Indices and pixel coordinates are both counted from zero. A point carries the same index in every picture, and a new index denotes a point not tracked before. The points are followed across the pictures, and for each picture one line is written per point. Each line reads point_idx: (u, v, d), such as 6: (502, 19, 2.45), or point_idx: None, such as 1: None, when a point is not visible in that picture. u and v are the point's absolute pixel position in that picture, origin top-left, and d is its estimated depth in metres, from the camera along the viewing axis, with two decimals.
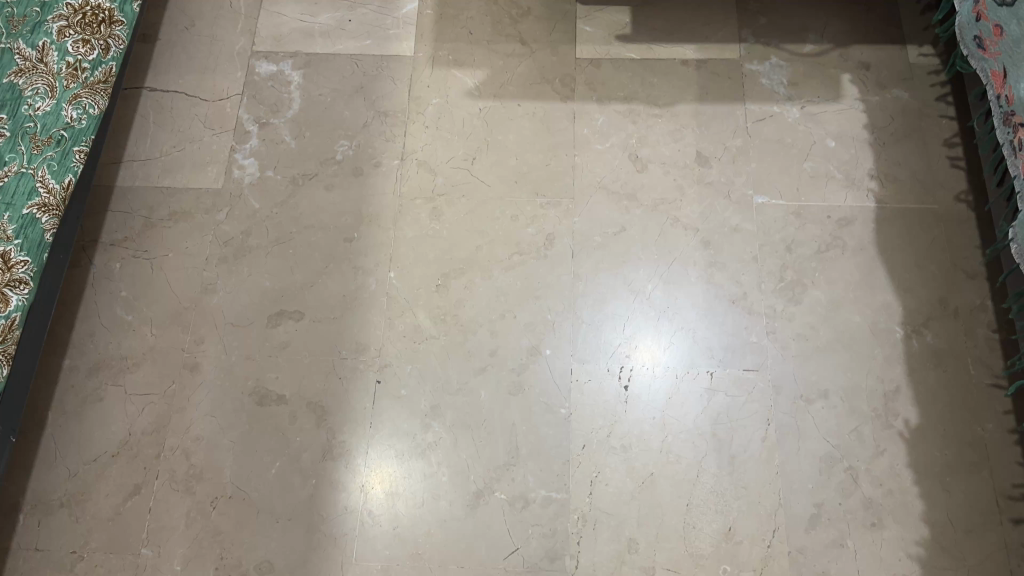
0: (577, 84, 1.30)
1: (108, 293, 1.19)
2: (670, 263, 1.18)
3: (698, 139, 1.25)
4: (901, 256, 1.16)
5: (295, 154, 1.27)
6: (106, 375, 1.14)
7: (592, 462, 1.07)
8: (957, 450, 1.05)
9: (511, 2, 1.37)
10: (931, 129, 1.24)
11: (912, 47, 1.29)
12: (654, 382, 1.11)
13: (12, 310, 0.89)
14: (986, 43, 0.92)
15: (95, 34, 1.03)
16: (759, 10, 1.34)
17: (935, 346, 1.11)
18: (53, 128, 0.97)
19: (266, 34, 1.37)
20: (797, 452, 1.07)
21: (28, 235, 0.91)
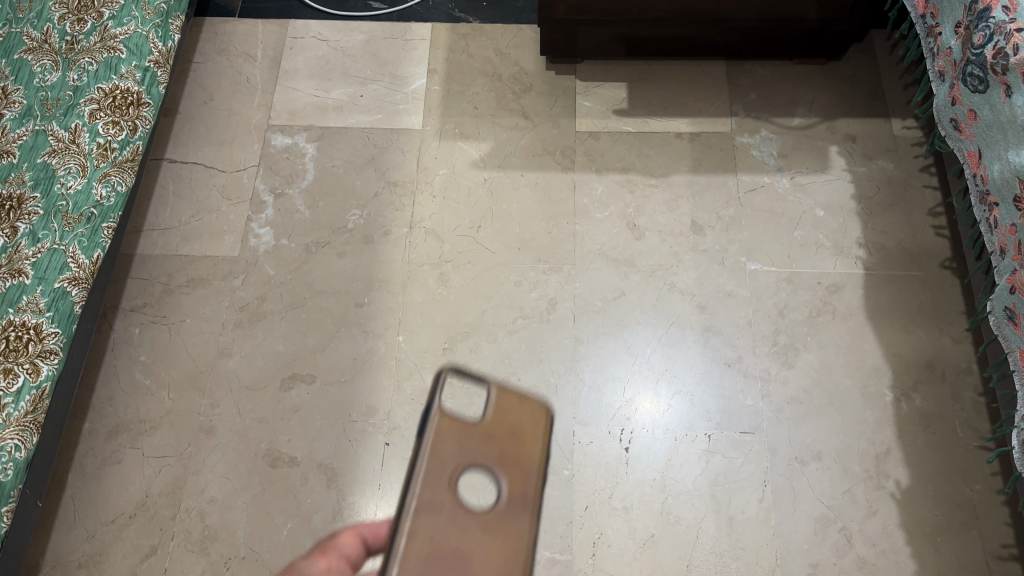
0: (578, 155, 1.36)
1: (127, 358, 1.24)
2: (667, 327, 1.22)
3: (693, 208, 1.31)
4: (889, 321, 1.21)
5: (309, 223, 1.33)
6: (124, 438, 1.18)
7: (595, 523, 1.11)
8: (947, 511, 1.08)
9: (514, 78, 1.44)
10: (915, 199, 1.29)
11: (896, 120, 1.36)
12: (654, 444, 1.15)
13: (43, 379, 0.94)
14: (962, 126, 0.98)
15: (124, 116, 1.09)
16: (749, 85, 1.41)
17: (924, 409, 1.15)
18: (84, 206, 1.03)
19: (282, 109, 1.44)
20: (792, 512, 1.10)
21: (59, 308, 0.97)
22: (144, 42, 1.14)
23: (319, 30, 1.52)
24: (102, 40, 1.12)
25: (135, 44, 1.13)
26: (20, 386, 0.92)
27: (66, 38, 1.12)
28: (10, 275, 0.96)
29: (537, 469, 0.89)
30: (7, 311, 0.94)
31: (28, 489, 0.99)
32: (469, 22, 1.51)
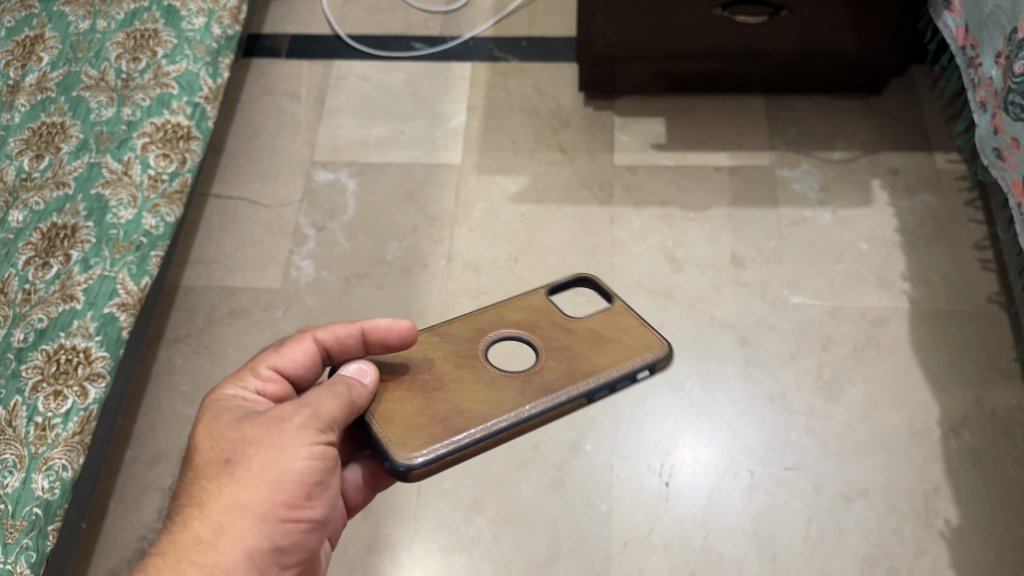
0: (616, 189, 1.37)
1: (169, 387, 1.26)
2: (708, 361, 1.21)
3: (732, 242, 1.31)
4: (936, 357, 1.18)
5: (349, 255, 1.35)
6: (164, 466, 1.19)
7: (634, 559, 1.08)
8: (1001, 551, 1.04)
9: (552, 114, 1.46)
10: (960, 232, 1.27)
11: (938, 154, 1.34)
12: (695, 480, 1.13)
13: (90, 402, 0.96)
14: (1005, 155, 0.97)
15: (174, 149, 1.14)
16: (789, 119, 1.41)
17: (973, 445, 1.11)
18: (134, 235, 1.06)
19: (324, 145, 1.47)
20: (838, 550, 1.06)
21: (108, 332, 1.00)
22: (195, 79, 1.19)
23: (362, 70, 1.56)
24: (156, 77, 1.16)
25: (186, 81, 1.18)
26: (69, 407, 0.94)
27: (121, 75, 1.16)
28: (63, 301, 0.99)
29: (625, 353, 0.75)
30: (58, 334, 0.97)
31: (73, 510, 1.01)
32: (508, 60, 1.53)
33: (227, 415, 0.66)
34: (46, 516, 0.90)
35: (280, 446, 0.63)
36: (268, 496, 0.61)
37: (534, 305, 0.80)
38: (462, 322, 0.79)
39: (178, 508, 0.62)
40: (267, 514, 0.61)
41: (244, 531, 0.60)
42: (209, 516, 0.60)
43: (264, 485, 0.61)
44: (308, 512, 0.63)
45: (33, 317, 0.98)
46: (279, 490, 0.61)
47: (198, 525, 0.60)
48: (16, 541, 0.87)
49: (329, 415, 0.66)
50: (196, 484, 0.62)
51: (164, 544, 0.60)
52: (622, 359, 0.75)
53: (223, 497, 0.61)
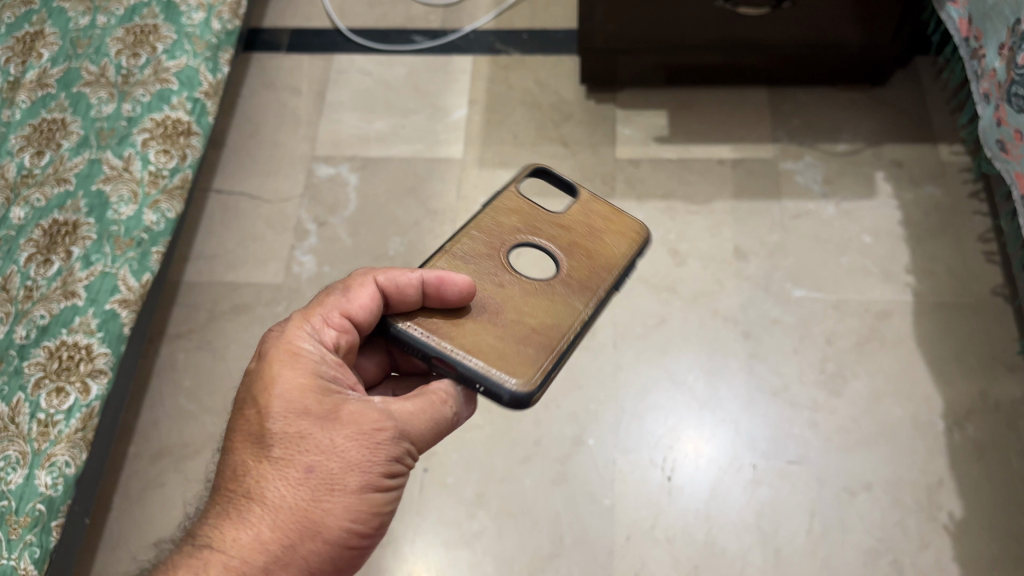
0: (618, 182, 1.37)
1: (172, 382, 1.26)
2: (711, 354, 1.21)
3: (735, 235, 1.30)
4: (940, 350, 1.17)
5: (351, 250, 1.35)
6: (167, 461, 1.19)
7: (636, 553, 1.08)
8: (1004, 544, 1.04)
9: (554, 107, 1.46)
10: (964, 224, 1.27)
11: (943, 145, 1.33)
12: (697, 474, 1.12)
13: (93, 398, 0.96)
14: (1008, 146, 0.97)
15: (175, 145, 1.14)
16: (792, 111, 1.40)
17: (977, 439, 1.11)
18: (135, 231, 1.06)
19: (325, 140, 1.47)
20: (841, 544, 1.06)
21: (109, 328, 1.00)
22: (195, 74, 1.18)
23: (363, 64, 1.55)
24: (156, 73, 1.16)
25: (186, 77, 1.17)
26: (72, 403, 0.94)
27: (121, 72, 1.15)
28: (64, 297, 0.99)
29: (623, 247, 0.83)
30: (60, 331, 0.97)
31: (77, 506, 1.01)
32: (509, 53, 1.53)
33: (309, 404, 0.64)
34: (49, 512, 0.90)
35: (366, 473, 0.62)
36: (345, 523, 0.61)
37: (515, 207, 0.84)
38: (471, 237, 0.81)
39: (250, 505, 0.61)
40: (337, 541, 0.61)
41: (316, 552, 0.60)
42: (282, 527, 0.60)
43: (344, 511, 0.61)
44: (372, 540, 0.64)
45: (34, 314, 0.98)
46: (359, 519, 0.62)
47: (269, 537, 0.60)
48: (20, 537, 0.88)
49: (412, 438, 0.66)
50: (277, 483, 0.61)
51: (234, 545, 0.59)
52: (627, 249, 0.83)
53: (301, 513, 0.60)
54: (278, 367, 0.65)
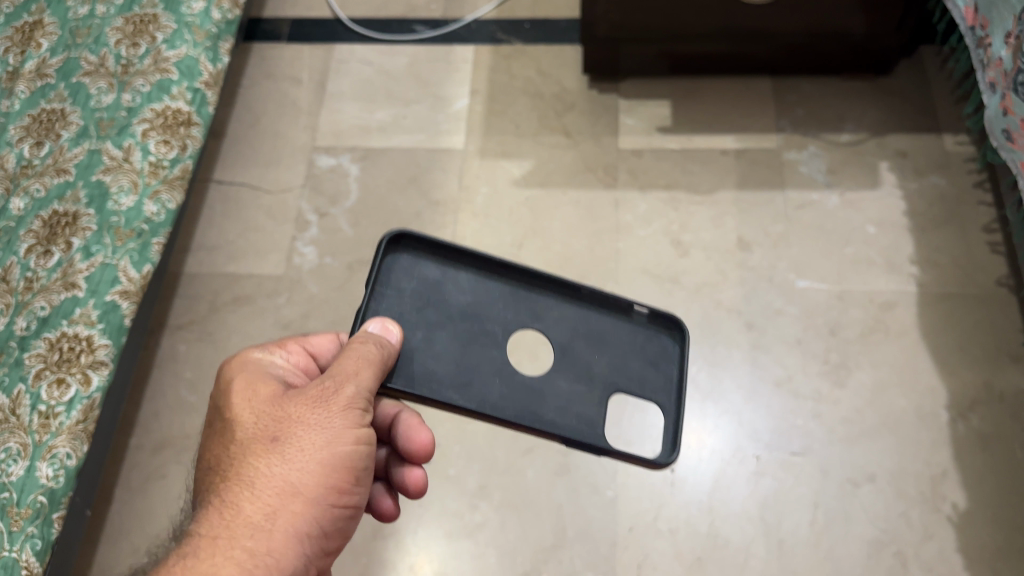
0: (621, 173, 1.36)
1: (173, 374, 1.25)
2: (714, 346, 1.20)
3: (738, 225, 1.29)
4: (944, 341, 1.17)
5: (352, 242, 1.34)
6: (169, 453, 1.19)
7: (639, 545, 1.08)
8: (1008, 536, 1.04)
9: (556, 97, 1.45)
10: (969, 215, 1.26)
11: (947, 135, 1.33)
12: (701, 466, 1.12)
13: (94, 390, 0.95)
14: (1015, 136, 0.96)
15: (175, 135, 1.13)
16: (796, 101, 1.39)
17: (982, 430, 1.10)
18: (135, 222, 1.05)
19: (326, 130, 1.46)
20: (844, 536, 1.06)
21: (110, 319, 0.99)
22: (195, 64, 1.17)
23: (364, 54, 1.54)
24: (156, 63, 1.15)
25: (186, 67, 1.16)
26: (72, 395, 0.94)
27: (121, 61, 1.14)
28: (65, 288, 0.99)
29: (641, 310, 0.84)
30: (60, 322, 0.97)
31: (78, 497, 1.01)
32: (511, 43, 1.52)
33: (264, 390, 0.68)
34: (50, 504, 0.90)
35: (331, 430, 0.65)
36: (319, 481, 0.64)
37: None
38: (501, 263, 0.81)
39: (226, 488, 0.63)
40: (316, 499, 0.64)
41: (297, 512, 0.63)
42: (260, 497, 0.63)
43: (316, 469, 0.64)
44: (353, 497, 0.67)
45: (35, 306, 0.97)
46: (328, 473, 0.65)
47: (251, 509, 0.62)
48: (21, 529, 0.88)
49: (368, 388, 0.68)
50: (243, 460, 0.64)
51: (216, 525, 0.61)
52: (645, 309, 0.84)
53: (275, 480, 0.63)
54: (230, 375, 0.70)
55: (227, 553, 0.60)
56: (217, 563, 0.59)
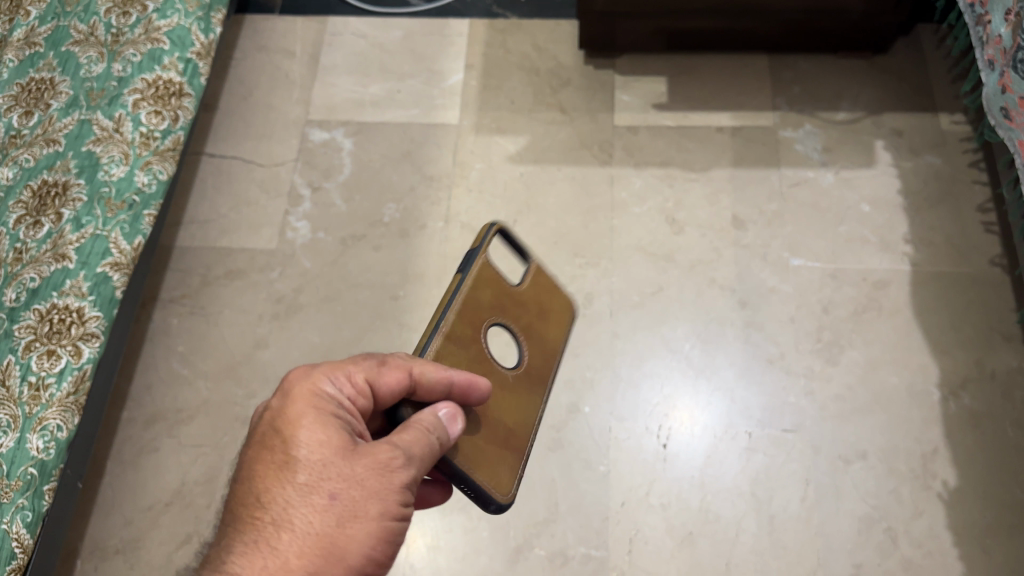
0: (616, 149, 1.35)
1: (165, 347, 1.25)
2: (707, 323, 1.20)
3: (733, 203, 1.29)
4: (937, 319, 1.17)
5: (346, 216, 1.33)
6: (161, 426, 1.19)
7: (631, 520, 1.08)
8: (997, 513, 1.05)
9: (552, 73, 1.44)
10: (963, 194, 1.26)
11: (943, 114, 1.32)
12: (693, 442, 1.13)
13: (84, 361, 0.95)
14: (1013, 114, 0.96)
15: (166, 106, 1.11)
16: (793, 79, 1.39)
17: (973, 408, 1.11)
18: (127, 193, 1.04)
19: (319, 104, 1.45)
20: (836, 512, 1.07)
21: (101, 291, 0.98)
22: (187, 33, 1.15)
23: (358, 27, 1.52)
24: (147, 32, 1.13)
25: (178, 36, 1.14)
26: (63, 367, 0.93)
27: (111, 31, 1.13)
28: (55, 260, 0.98)
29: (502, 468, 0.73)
30: (50, 294, 0.96)
31: (69, 470, 1.00)
32: (506, 17, 1.50)
33: (323, 436, 0.62)
34: (41, 476, 0.89)
35: (380, 496, 0.60)
36: (362, 548, 0.59)
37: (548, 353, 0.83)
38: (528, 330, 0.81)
39: (273, 538, 0.59)
40: (358, 566, 0.59)
41: None
42: (302, 557, 0.58)
43: (361, 536, 0.59)
44: (387, 566, 0.62)
45: (25, 276, 0.97)
46: (373, 543, 0.60)
47: (290, 567, 0.58)
48: (12, 501, 0.87)
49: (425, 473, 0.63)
50: (295, 510, 0.60)
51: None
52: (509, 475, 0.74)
53: (318, 541, 0.59)
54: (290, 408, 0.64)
55: None
56: None
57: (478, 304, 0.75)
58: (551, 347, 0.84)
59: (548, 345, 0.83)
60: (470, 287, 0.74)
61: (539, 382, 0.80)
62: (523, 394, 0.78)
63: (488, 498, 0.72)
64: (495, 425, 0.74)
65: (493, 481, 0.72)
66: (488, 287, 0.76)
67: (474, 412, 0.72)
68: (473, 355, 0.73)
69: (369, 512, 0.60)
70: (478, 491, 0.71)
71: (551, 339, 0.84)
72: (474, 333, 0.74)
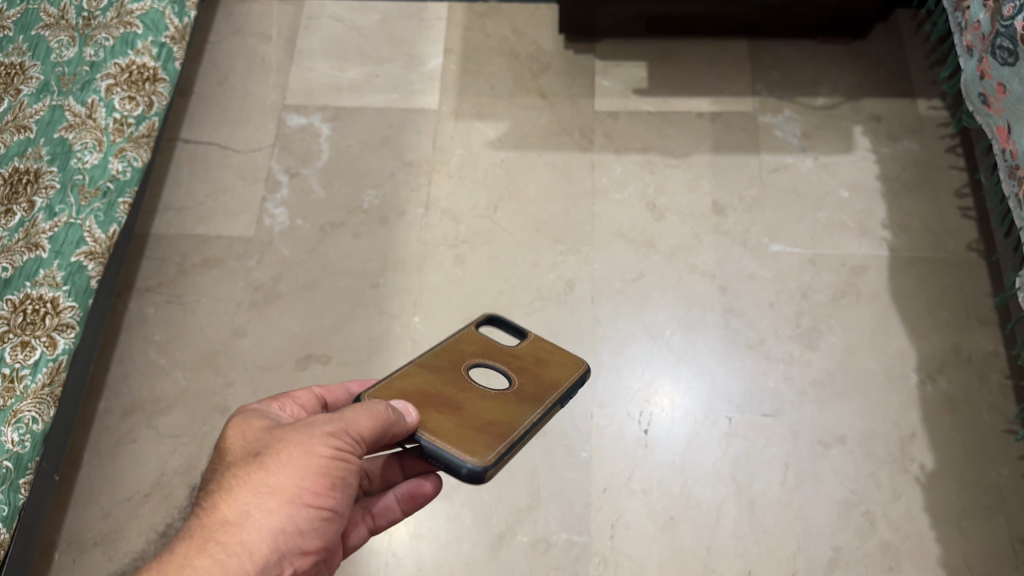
0: (596, 135, 1.35)
1: (142, 337, 1.23)
2: (688, 309, 1.21)
3: (713, 189, 1.29)
4: (914, 304, 1.18)
5: (324, 203, 1.32)
6: (139, 417, 1.17)
7: (613, 505, 1.09)
8: (973, 495, 1.06)
9: (531, 58, 1.43)
10: (941, 179, 1.27)
11: (921, 100, 1.33)
12: (674, 427, 1.13)
13: (60, 352, 0.93)
14: (991, 100, 0.97)
15: (140, 91, 1.09)
16: (772, 64, 1.39)
17: (950, 392, 1.12)
18: (101, 180, 1.02)
19: (296, 89, 1.43)
20: (815, 496, 1.08)
21: (75, 282, 0.97)
22: (160, 17, 1.13)
23: (335, 10, 1.50)
24: (119, 16, 1.11)
25: (152, 20, 1.12)
26: (37, 358, 0.92)
27: (83, 14, 1.10)
28: (27, 249, 0.96)
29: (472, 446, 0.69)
30: (24, 284, 0.94)
31: (45, 463, 0.99)
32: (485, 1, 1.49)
33: (261, 419, 0.67)
34: (16, 469, 0.88)
35: (312, 440, 0.62)
36: (296, 483, 0.61)
37: (551, 379, 0.79)
38: (524, 367, 0.80)
39: (207, 498, 0.62)
40: (292, 500, 0.61)
41: (272, 513, 0.60)
42: (236, 498, 0.60)
43: (294, 473, 0.61)
44: (331, 502, 0.63)
45: None
46: (305, 477, 0.61)
47: (224, 508, 0.60)
48: None
49: (360, 424, 0.64)
50: (225, 474, 0.63)
51: (191, 526, 0.59)
52: (485, 449, 0.69)
53: (252, 482, 0.61)
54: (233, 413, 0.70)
55: (201, 549, 0.58)
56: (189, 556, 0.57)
57: (461, 354, 0.81)
58: (554, 380, 0.79)
59: (553, 377, 0.79)
60: (454, 341, 0.82)
61: (535, 399, 0.76)
62: (509, 403, 0.75)
63: (462, 466, 0.68)
64: (469, 415, 0.72)
65: (464, 449, 0.69)
66: (477, 337, 0.83)
67: (444, 403, 0.74)
68: (448, 374, 0.77)
69: (296, 454, 0.62)
70: (446, 460, 0.69)
71: (556, 373, 0.80)
72: (452, 364, 0.79)
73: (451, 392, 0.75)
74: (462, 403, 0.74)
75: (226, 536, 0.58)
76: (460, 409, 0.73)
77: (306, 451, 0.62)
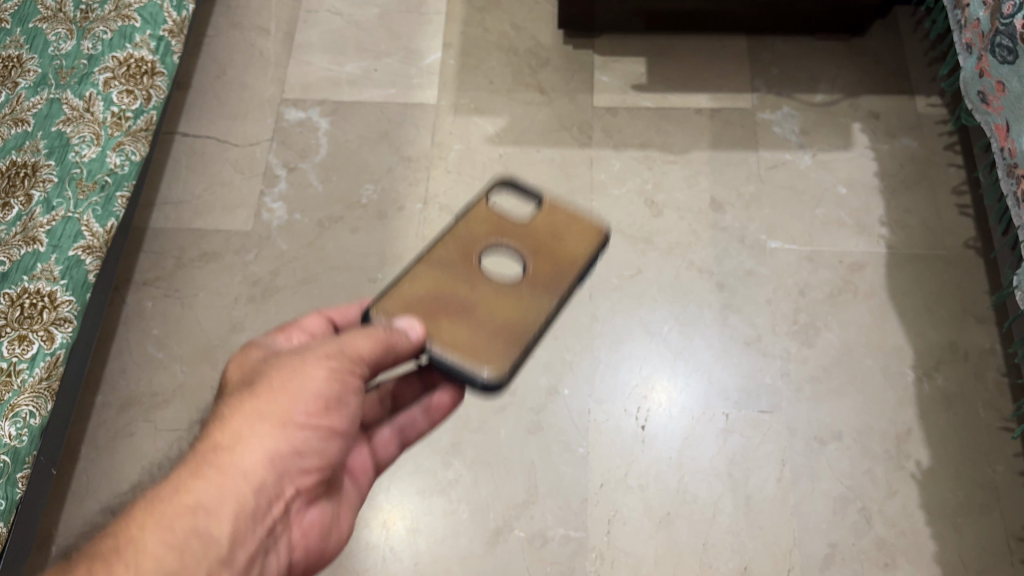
0: (595, 131, 1.35)
1: (140, 331, 1.23)
2: (685, 305, 1.21)
3: (712, 185, 1.29)
4: (911, 301, 1.19)
5: (323, 198, 1.32)
6: (136, 411, 1.17)
7: (610, 500, 1.09)
8: (969, 492, 1.07)
9: (530, 53, 1.42)
10: (939, 177, 1.27)
11: (920, 97, 1.33)
12: (671, 423, 1.13)
13: (58, 346, 0.93)
14: (989, 98, 0.97)
15: (138, 85, 1.09)
16: (771, 61, 1.39)
17: (946, 389, 1.13)
18: (99, 174, 1.02)
19: (295, 83, 1.42)
20: (811, 492, 1.08)
21: (74, 275, 0.97)
22: (158, 11, 1.13)
23: (333, 4, 1.50)
24: (117, 9, 1.11)
25: (150, 14, 1.12)
26: (35, 352, 0.91)
27: (81, 7, 1.10)
28: (26, 243, 0.95)
29: (483, 358, 0.73)
30: (21, 278, 0.93)
31: (43, 457, 0.99)
32: None
33: (257, 354, 0.66)
34: (14, 463, 0.88)
35: (306, 365, 0.62)
36: (291, 405, 0.60)
37: (563, 228, 0.81)
38: (537, 224, 0.81)
39: (201, 429, 0.61)
40: (288, 422, 0.59)
41: (269, 433, 0.59)
42: (231, 423, 0.59)
43: (289, 397, 0.60)
44: (331, 422, 0.62)
45: None
46: (302, 401, 0.60)
47: (217, 433, 0.59)
48: None
49: (355, 346, 0.64)
50: (220, 406, 0.61)
51: (186, 455, 0.59)
52: (498, 358, 0.73)
53: (247, 406, 0.60)
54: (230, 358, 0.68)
55: (197, 473, 0.57)
56: (186, 479, 0.57)
57: (474, 237, 0.81)
58: (574, 255, 0.80)
59: (572, 251, 0.80)
60: (464, 225, 0.82)
61: (552, 286, 0.78)
62: (521, 295, 0.76)
63: (477, 377, 0.72)
64: (481, 320, 0.74)
65: (480, 361, 0.72)
66: (492, 217, 0.82)
67: (456, 308, 0.75)
68: (460, 270, 0.78)
69: (293, 377, 0.61)
70: (462, 372, 0.72)
71: (577, 247, 0.80)
72: (463, 256, 0.79)
73: (464, 289, 0.77)
74: (476, 302, 0.76)
75: (221, 461, 0.58)
76: (473, 308, 0.75)
77: (302, 374, 0.61)
